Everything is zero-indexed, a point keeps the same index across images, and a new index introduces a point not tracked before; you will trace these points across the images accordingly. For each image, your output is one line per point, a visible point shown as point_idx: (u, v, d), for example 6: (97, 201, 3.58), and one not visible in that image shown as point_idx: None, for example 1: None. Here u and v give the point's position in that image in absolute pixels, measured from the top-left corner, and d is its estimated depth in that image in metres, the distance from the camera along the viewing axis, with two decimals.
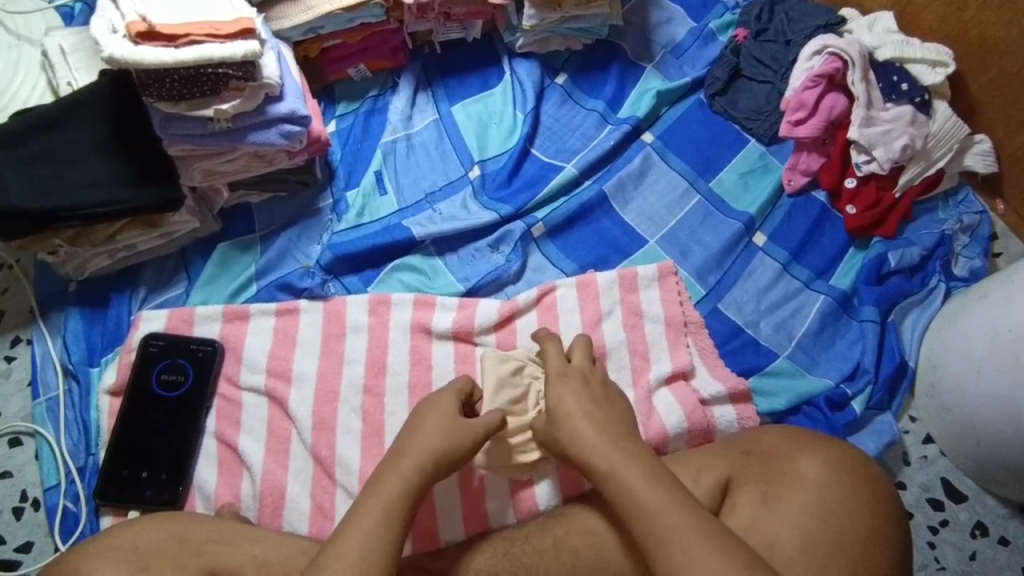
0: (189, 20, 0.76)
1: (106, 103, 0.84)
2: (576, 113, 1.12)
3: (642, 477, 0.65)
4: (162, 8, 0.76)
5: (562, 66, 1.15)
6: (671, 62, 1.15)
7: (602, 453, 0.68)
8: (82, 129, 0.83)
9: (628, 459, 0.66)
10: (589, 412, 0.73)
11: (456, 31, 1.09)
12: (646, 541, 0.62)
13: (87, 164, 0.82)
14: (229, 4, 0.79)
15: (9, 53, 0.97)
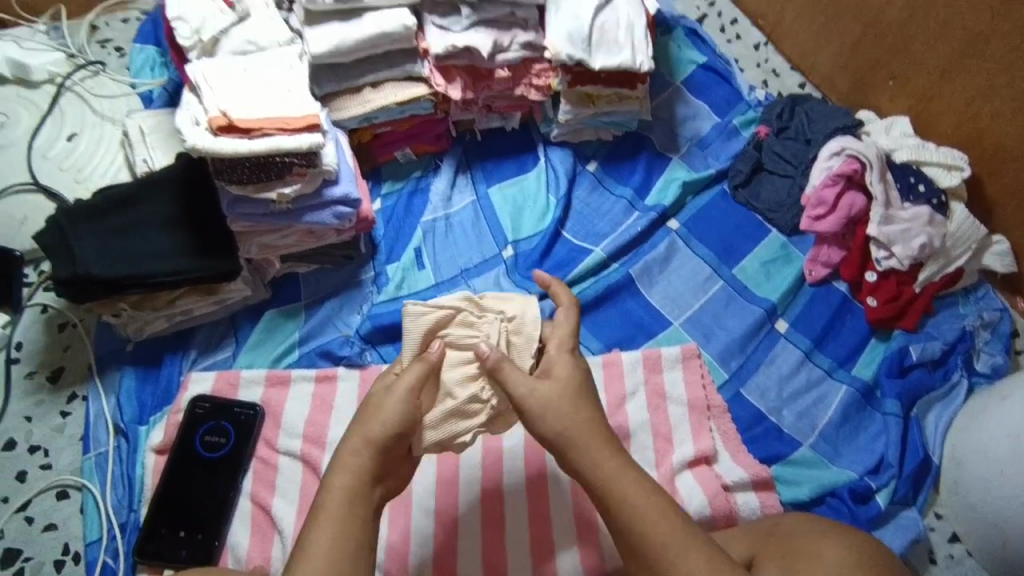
0: (262, 114, 0.84)
1: (174, 181, 0.91)
2: (606, 198, 1.19)
3: (631, 490, 0.65)
4: (239, 102, 0.84)
5: (593, 155, 1.23)
6: (696, 154, 1.23)
7: (628, 501, 0.64)
8: (151, 204, 0.90)
9: (652, 507, 0.64)
10: (589, 433, 0.66)
11: (496, 120, 1.18)
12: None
13: (154, 237, 0.90)
14: (298, 99, 0.87)
15: (94, 130, 1.07)
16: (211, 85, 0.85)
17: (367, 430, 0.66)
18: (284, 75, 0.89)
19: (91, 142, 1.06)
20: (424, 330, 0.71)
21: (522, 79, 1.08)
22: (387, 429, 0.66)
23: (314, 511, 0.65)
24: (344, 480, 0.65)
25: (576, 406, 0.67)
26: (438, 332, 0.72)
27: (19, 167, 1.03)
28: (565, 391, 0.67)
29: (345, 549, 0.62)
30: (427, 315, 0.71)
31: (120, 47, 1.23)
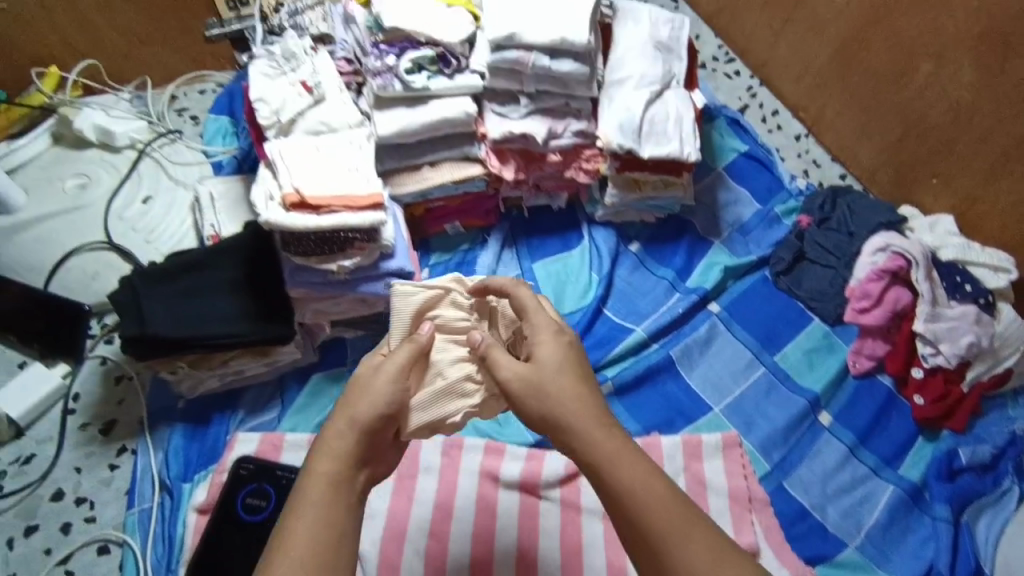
0: (331, 191, 0.90)
1: (241, 248, 0.97)
2: (648, 279, 1.21)
3: (634, 470, 0.60)
4: (311, 179, 0.90)
5: (636, 236, 1.26)
6: (737, 240, 1.25)
7: (627, 480, 0.60)
8: (218, 270, 0.96)
9: (656, 487, 0.59)
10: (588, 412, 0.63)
11: (543, 198, 1.22)
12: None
13: (218, 300, 0.94)
14: (364, 178, 0.92)
15: (167, 194, 1.15)
16: (286, 162, 0.90)
17: (352, 415, 0.63)
18: (352, 155, 0.94)
19: (164, 206, 1.13)
20: (413, 311, 0.74)
21: (572, 163, 1.12)
22: (374, 411, 0.64)
23: (292, 500, 0.60)
24: (328, 468, 0.60)
25: (571, 380, 0.64)
26: (427, 315, 0.75)
27: (96, 225, 1.10)
28: (562, 367, 0.65)
29: (329, 540, 0.57)
30: (417, 294, 0.74)
31: (195, 115, 1.33)
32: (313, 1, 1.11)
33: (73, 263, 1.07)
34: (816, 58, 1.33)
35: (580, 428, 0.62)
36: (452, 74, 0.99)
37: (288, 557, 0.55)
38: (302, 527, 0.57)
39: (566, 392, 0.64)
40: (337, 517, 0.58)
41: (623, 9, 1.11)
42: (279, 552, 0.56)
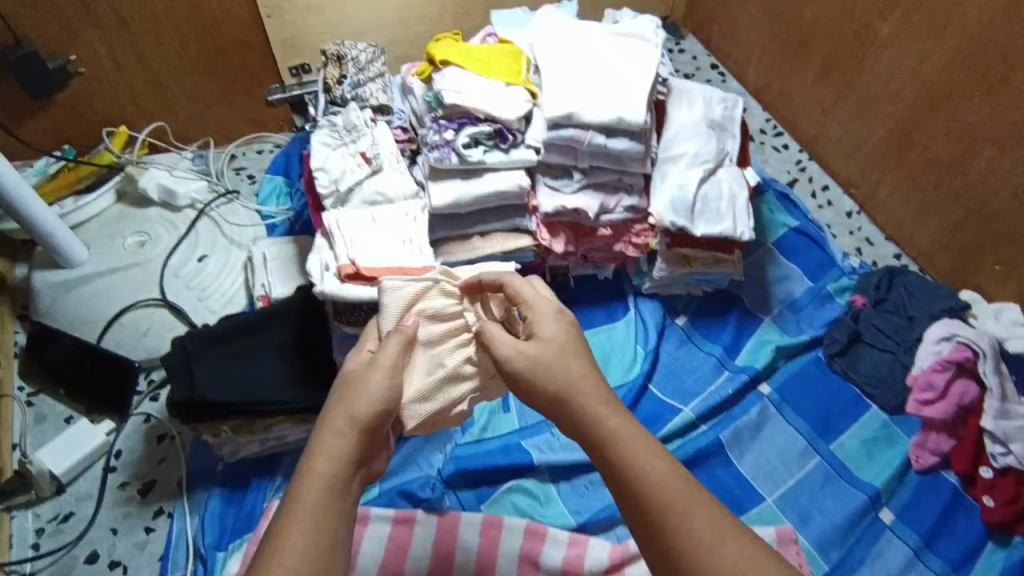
0: (385, 263, 0.93)
1: (295, 312, 0.98)
2: (695, 355, 1.17)
3: (641, 447, 0.61)
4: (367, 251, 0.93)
5: (683, 309, 1.23)
6: (789, 317, 1.22)
7: (634, 459, 0.61)
8: (272, 333, 0.96)
9: (660, 465, 0.60)
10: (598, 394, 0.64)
11: (589, 270, 1.21)
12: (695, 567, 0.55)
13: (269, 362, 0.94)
14: (417, 250, 0.94)
15: (221, 254, 1.18)
16: (343, 233, 0.93)
17: (348, 415, 0.62)
18: (407, 227, 0.98)
19: (217, 266, 1.16)
20: (400, 303, 0.77)
21: (622, 237, 1.12)
22: (369, 409, 0.63)
23: (287, 501, 0.58)
24: (325, 470, 0.59)
25: (576, 358, 0.66)
26: (414, 306, 0.77)
27: (151, 283, 1.13)
28: (563, 345, 0.67)
29: (325, 546, 0.56)
30: (405, 288, 0.77)
31: (252, 174, 1.37)
32: (374, 74, 1.15)
33: (127, 319, 1.09)
34: (869, 138, 1.32)
35: (588, 407, 0.63)
36: (508, 148, 1.00)
37: (285, 563, 0.54)
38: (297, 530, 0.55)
39: (572, 370, 0.65)
40: (331, 522, 0.57)
41: (677, 88, 1.11)
42: (276, 556, 0.54)
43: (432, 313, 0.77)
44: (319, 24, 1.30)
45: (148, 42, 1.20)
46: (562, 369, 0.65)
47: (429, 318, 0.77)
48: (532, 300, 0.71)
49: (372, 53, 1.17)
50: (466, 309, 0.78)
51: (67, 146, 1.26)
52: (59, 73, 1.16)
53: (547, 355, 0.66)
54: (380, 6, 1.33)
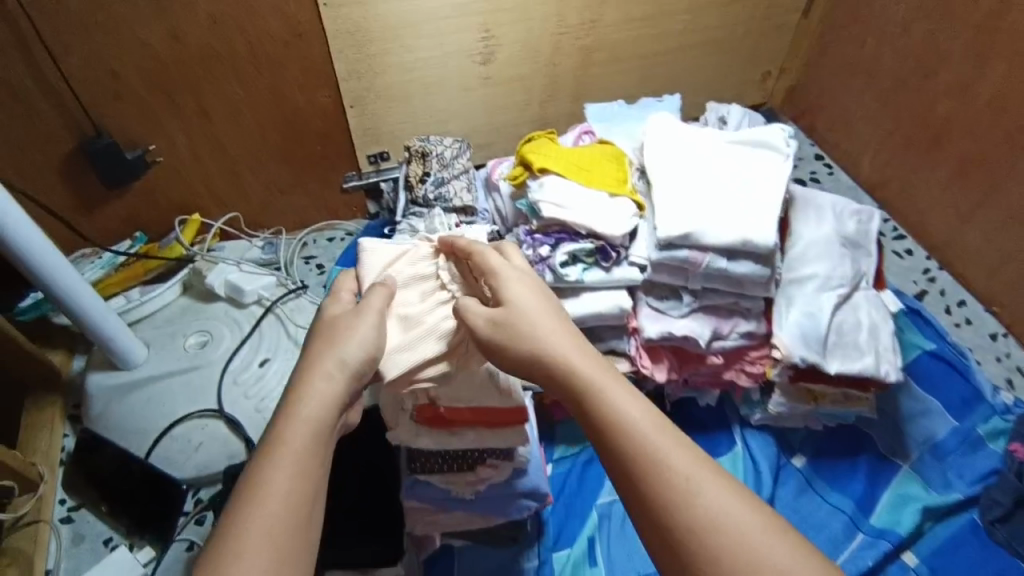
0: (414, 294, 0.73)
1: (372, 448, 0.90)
2: (819, 507, 0.99)
3: (622, 395, 0.57)
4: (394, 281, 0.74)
5: (800, 445, 1.05)
6: (931, 465, 1.03)
7: (614, 407, 0.56)
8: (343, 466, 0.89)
9: (639, 413, 0.55)
10: (577, 346, 0.60)
11: (689, 391, 1.04)
12: (674, 508, 0.51)
13: (343, 504, 0.87)
14: None
15: (284, 357, 1.09)
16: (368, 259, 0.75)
17: (331, 365, 0.61)
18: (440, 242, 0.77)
19: (279, 372, 1.07)
20: (378, 261, 0.74)
21: (734, 364, 0.95)
22: (352, 360, 0.62)
23: (266, 445, 0.56)
24: (310, 416, 0.58)
25: (547, 311, 0.62)
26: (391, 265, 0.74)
27: (208, 390, 1.04)
28: (533, 299, 0.63)
29: (306, 493, 0.54)
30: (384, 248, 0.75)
31: (322, 265, 1.31)
32: (459, 170, 1.07)
33: (178, 432, 1.01)
34: None
35: (566, 358, 0.59)
36: (610, 267, 0.88)
37: (265, 509, 0.52)
38: (279, 475, 0.54)
39: (547, 327, 0.62)
40: (313, 471, 0.55)
41: (800, 196, 0.98)
42: (252, 501, 0.52)
43: (406, 277, 0.73)
44: (402, 114, 1.24)
45: (228, 132, 1.15)
46: (534, 322, 0.61)
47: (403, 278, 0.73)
48: (498, 266, 0.66)
49: (458, 148, 1.10)
50: (443, 269, 0.73)
51: (139, 233, 1.24)
52: (137, 163, 1.13)
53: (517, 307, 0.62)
54: (467, 94, 1.26)
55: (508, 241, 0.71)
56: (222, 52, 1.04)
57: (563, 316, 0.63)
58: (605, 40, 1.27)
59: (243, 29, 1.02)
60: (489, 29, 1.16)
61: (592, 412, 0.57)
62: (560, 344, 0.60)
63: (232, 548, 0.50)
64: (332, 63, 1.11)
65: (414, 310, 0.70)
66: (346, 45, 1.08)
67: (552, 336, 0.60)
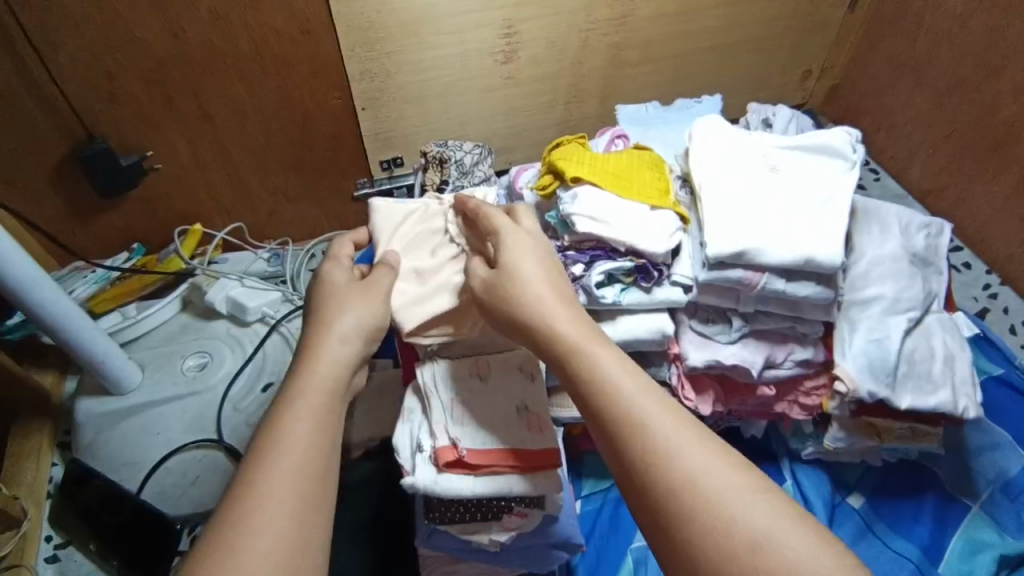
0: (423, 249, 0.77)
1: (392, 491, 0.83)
2: (881, 555, 0.89)
3: (608, 354, 0.53)
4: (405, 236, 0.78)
5: (856, 483, 0.95)
6: (1006, 505, 0.90)
7: (598, 363, 0.52)
8: (359, 510, 0.82)
9: (626, 372, 0.51)
10: (564, 307, 0.57)
11: (734, 421, 0.93)
12: (656, 471, 0.46)
13: (356, 552, 0.79)
14: (513, 406, 0.70)
15: None
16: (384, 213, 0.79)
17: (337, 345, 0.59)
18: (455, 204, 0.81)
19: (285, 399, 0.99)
20: (391, 217, 0.78)
21: (787, 396, 0.86)
22: (360, 323, 0.61)
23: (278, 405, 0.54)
24: (326, 375, 0.56)
25: (540, 269, 0.59)
26: (403, 222, 0.78)
27: (208, 419, 0.96)
28: (527, 259, 0.60)
29: (324, 445, 0.51)
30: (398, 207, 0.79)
31: None
32: (480, 178, 0.99)
33: (173, 465, 0.92)
34: None
35: (554, 319, 0.55)
36: (650, 286, 0.79)
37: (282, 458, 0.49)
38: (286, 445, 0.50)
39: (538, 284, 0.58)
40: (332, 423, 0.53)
41: (863, 206, 0.88)
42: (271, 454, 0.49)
43: (417, 236, 0.77)
44: (417, 117, 1.15)
45: (231, 137, 1.07)
46: (522, 278, 0.58)
47: (415, 237, 0.77)
48: (508, 230, 0.64)
49: (479, 154, 1.01)
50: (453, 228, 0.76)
51: (137, 245, 1.17)
52: (133, 170, 1.05)
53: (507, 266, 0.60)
54: (487, 95, 1.17)
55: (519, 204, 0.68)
56: (224, 51, 0.95)
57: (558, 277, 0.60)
58: (636, 37, 1.17)
59: (246, 25, 0.93)
60: (512, 26, 1.07)
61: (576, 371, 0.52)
62: (548, 302, 0.57)
63: (251, 502, 0.46)
64: (342, 62, 1.02)
65: (426, 265, 0.74)
66: (357, 42, 1.00)
67: (541, 296, 0.57)
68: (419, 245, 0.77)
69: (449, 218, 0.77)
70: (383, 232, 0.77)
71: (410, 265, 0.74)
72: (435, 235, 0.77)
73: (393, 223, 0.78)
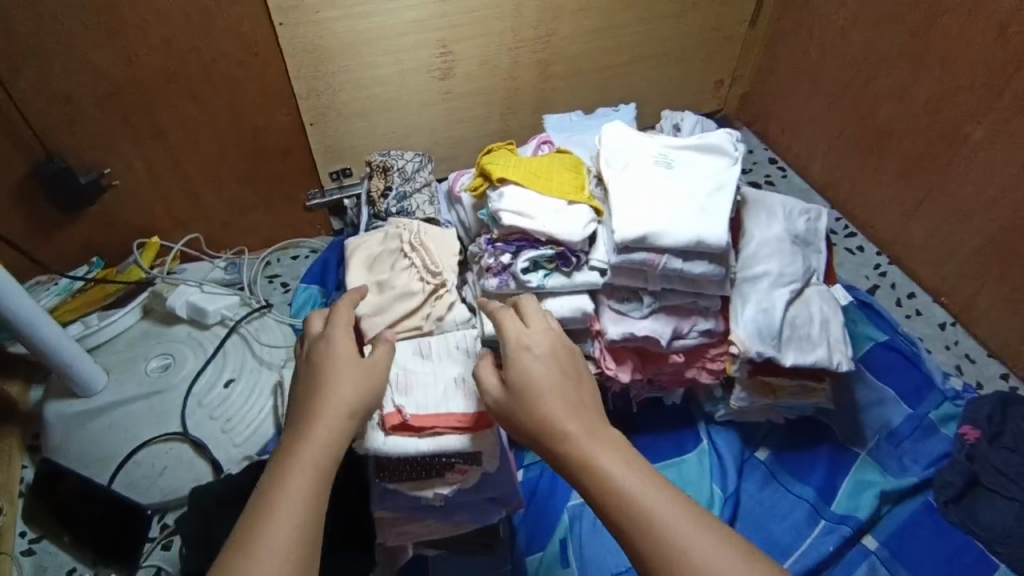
0: (384, 266, 0.93)
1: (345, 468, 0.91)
2: (783, 498, 1.01)
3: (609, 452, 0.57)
4: (369, 259, 0.94)
5: (763, 440, 1.08)
6: (888, 452, 1.06)
7: (602, 463, 0.56)
8: None
9: (626, 468, 0.56)
10: (569, 408, 0.60)
11: (656, 391, 1.06)
12: (670, 565, 0.51)
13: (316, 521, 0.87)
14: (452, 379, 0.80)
15: (250, 376, 1.08)
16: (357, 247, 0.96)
17: (330, 410, 0.61)
18: (414, 227, 0.96)
19: (245, 392, 1.07)
20: (361, 247, 0.96)
21: (696, 362, 0.98)
22: (353, 384, 0.64)
23: (279, 462, 0.58)
24: (324, 429, 0.60)
25: (549, 372, 0.63)
26: (369, 249, 0.95)
27: (173, 413, 1.03)
28: (545, 360, 0.64)
29: (313, 499, 0.55)
30: (366, 239, 0.96)
31: (286, 283, 1.32)
32: (421, 183, 1.09)
33: (141, 457, 0.99)
34: (962, 245, 1.20)
35: (557, 419, 0.59)
36: (571, 271, 0.90)
37: (280, 516, 0.53)
38: (281, 517, 0.53)
39: (547, 386, 0.61)
40: (326, 485, 0.57)
41: (752, 198, 1.02)
42: (267, 512, 0.53)
43: (379, 258, 0.94)
44: (363, 129, 1.25)
45: (186, 153, 1.14)
46: (532, 382, 0.62)
47: (379, 258, 0.94)
48: (518, 334, 0.66)
49: (420, 162, 1.11)
50: (408, 248, 0.93)
51: (96, 258, 1.22)
52: (93, 187, 1.11)
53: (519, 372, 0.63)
54: (427, 109, 1.27)
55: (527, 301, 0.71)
56: (176, 72, 1.03)
57: (565, 371, 0.64)
58: (562, 53, 1.30)
59: (198, 49, 1.02)
60: (447, 45, 1.18)
61: (587, 478, 0.56)
62: (557, 408, 0.60)
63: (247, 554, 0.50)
64: (290, 82, 1.11)
65: (387, 280, 0.91)
66: (303, 63, 1.09)
67: (546, 392, 0.61)
68: (382, 265, 0.93)
69: (404, 239, 0.94)
70: (356, 261, 0.94)
71: (375, 282, 0.91)
72: (393, 255, 0.94)
73: (362, 253, 0.95)
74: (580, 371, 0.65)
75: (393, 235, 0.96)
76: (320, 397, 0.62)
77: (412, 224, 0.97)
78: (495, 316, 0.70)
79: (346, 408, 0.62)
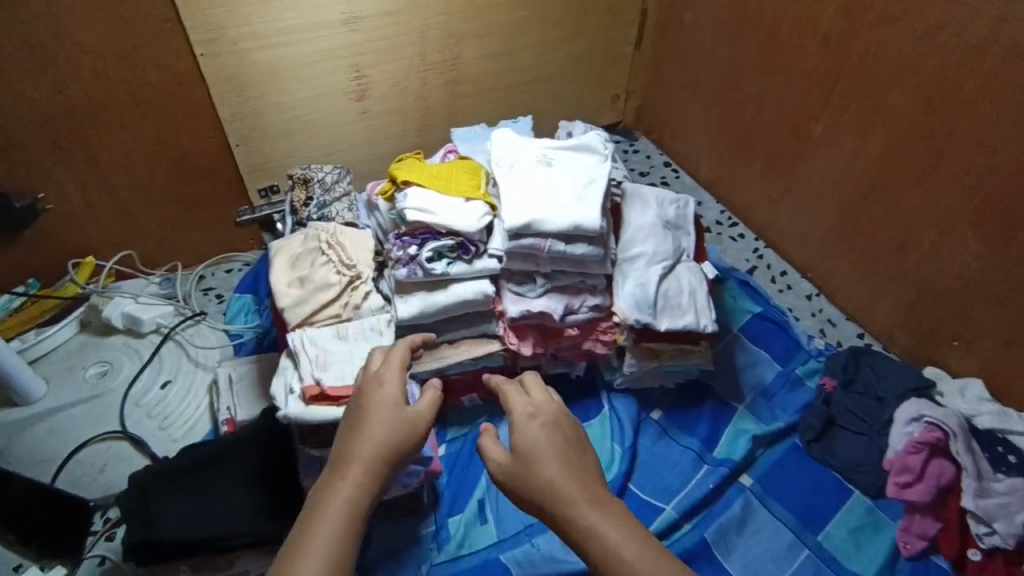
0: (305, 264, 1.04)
1: (271, 440, 0.98)
2: (672, 449, 1.17)
3: (613, 521, 0.61)
4: (290, 258, 1.04)
5: (656, 402, 1.23)
6: (762, 405, 1.22)
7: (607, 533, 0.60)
8: (247, 460, 0.96)
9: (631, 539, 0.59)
10: (581, 483, 0.63)
11: (560, 365, 1.19)
12: None
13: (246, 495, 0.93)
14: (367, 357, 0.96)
15: (186, 377, 1.17)
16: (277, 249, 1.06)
17: (367, 452, 0.65)
18: (330, 232, 1.07)
19: (183, 391, 1.15)
20: (282, 248, 1.06)
21: (590, 335, 1.12)
22: (387, 427, 0.68)
23: (315, 497, 0.62)
24: (359, 467, 0.64)
25: (558, 446, 0.66)
26: (290, 249, 1.06)
27: (112, 414, 1.11)
28: (551, 431, 0.67)
29: (346, 533, 0.60)
30: (287, 242, 1.06)
31: (220, 294, 1.39)
32: (340, 193, 1.21)
33: (83, 455, 1.07)
34: (819, 225, 1.39)
35: (563, 487, 0.62)
36: (471, 259, 1.03)
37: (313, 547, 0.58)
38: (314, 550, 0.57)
39: (557, 459, 0.65)
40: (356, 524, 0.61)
41: (630, 191, 1.18)
42: (301, 545, 0.58)
43: (301, 257, 1.05)
44: (287, 148, 1.36)
45: (118, 176, 1.23)
46: (541, 455, 0.65)
47: (300, 257, 1.05)
48: (529, 408, 0.70)
49: (338, 174, 1.24)
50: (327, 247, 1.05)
51: (32, 279, 1.28)
52: (28, 211, 1.19)
53: (528, 441, 0.66)
54: (345, 128, 1.39)
55: (532, 377, 0.75)
56: (105, 101, 1.13)
57: (572, 446, 0.67)
58: (467, 74, 1.45)
59: (125, 80, 1.12)
60: (361, 70, 1.31)
61: (592, 549, 0.60)
62: (567, 482, 0.63)
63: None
64: (213, 107, 1.22)
65: (309, 276, 1.02)
66: (225, 90, 1.20)
67: (555, 464, 0.64)
68: (303, 263, 1.04)
69: (323, 240, 1.06)
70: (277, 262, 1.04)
71: (298, 279, 1.02)
72: (313, 253, 1.05)
73: (283, 253, 1.05)
74: (584, 440, 0.69)
75: (312, 238, 1.07)
76: (356, 436, 0.67)
77: (330, 226, 1.09)
78: (504, 389, 0.74)
79: (376, 450, 0.66)
